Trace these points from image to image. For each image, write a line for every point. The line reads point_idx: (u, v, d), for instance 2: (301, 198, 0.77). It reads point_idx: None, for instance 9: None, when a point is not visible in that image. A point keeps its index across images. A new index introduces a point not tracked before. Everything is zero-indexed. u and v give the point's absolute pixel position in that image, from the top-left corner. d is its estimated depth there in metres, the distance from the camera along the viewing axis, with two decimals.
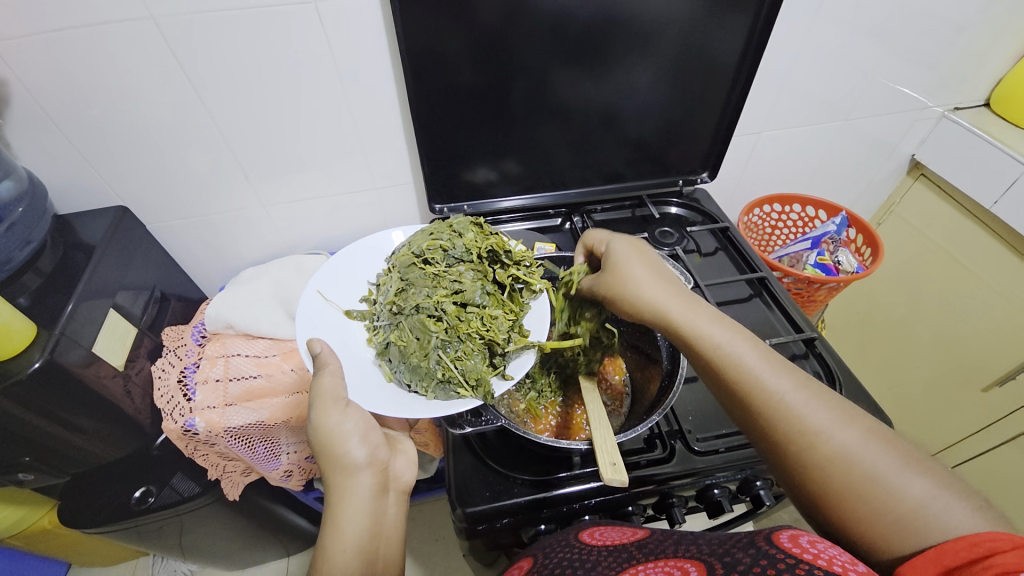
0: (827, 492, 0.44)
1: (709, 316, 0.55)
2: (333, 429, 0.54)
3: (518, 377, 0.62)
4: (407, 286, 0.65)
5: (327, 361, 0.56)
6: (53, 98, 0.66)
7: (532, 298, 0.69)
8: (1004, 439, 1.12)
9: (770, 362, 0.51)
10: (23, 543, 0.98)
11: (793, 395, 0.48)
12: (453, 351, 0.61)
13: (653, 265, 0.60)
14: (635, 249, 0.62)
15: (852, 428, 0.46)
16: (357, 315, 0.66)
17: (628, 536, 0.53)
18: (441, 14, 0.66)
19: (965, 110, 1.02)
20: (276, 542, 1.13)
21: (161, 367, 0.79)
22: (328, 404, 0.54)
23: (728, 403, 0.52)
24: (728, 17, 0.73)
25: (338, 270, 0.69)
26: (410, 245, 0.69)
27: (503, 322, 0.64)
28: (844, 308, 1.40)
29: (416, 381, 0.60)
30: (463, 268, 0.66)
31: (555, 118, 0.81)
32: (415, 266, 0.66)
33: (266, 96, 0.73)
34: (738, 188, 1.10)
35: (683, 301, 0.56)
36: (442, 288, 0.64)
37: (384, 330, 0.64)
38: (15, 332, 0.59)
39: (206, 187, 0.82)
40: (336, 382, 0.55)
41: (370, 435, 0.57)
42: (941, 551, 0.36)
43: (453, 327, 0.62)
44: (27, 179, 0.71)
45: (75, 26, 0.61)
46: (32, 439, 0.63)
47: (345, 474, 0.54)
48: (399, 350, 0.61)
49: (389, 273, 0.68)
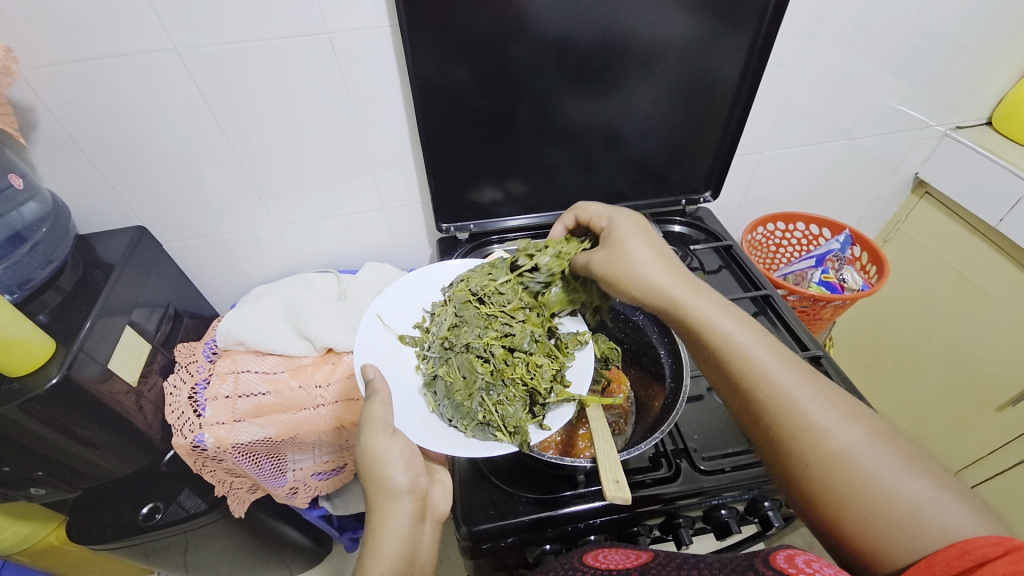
0: (824, 492, 0.43)
1: (717, 306, 0.54)
2: (379, 454, 0.55)
3: (555, 429, 0.60)
4: (459, 323, 0.67)
5: (378, 388, 0.58)
6: (78, 121, 0.69)
7: (578, 348, 0.68)
8: (1018, 460, 1.08)
9: (779, 356, 0.50)
10: (31, 560, 0.98)
11: (799, 390, 0.47)
12: (495, 396, 0.61)
13: (655, 252, 0.60)
14: (638, 229, 0.62)
15: (856, 427, 0.44)
16: (410, 341, 0.68)
17: (632, 559, 0.52)
18: (446, 43, 0.68)
19: (967, 128, 1.03)
20: (279, 561, 1.12)
21: (172, 384, 0.81)
22: (377, 428, 0.55)
23: (729, 394, 0.51)
24: (725, 41, 0.75)
25: (394, 296, 0.72)
26: (468, 281, 0.72)
27: (547, 371, 0.64)
28: (854, 325, 1.39)
29: (457, 418, 0.60)
30: (515, 314, 0.68)
31: (560, 138, 0.83)
32: (469, 304, 0.69)
33: (280, 118, 0.76)
34: (742, 207, 1.11)
35: (690, 288, 0.56)
36: (493, 329, 0.67)
37: (433, 361, 0.65)
38: (34, 348, 0.60)
39: (220, 207, 0.84)
40: (385, 410, 0.56)
41: (414, 463, 0.56)
42: (930, 561, 0.35)
43: (498, 371, 0.63)
44: (51, 201, 0.74)
45: (101, 56, 0.64)
46: (45, 454, 0.64)
47: (389, 498, 0.54)
48: (446, 386, 0.62)
49: (445, 305, 0.70)
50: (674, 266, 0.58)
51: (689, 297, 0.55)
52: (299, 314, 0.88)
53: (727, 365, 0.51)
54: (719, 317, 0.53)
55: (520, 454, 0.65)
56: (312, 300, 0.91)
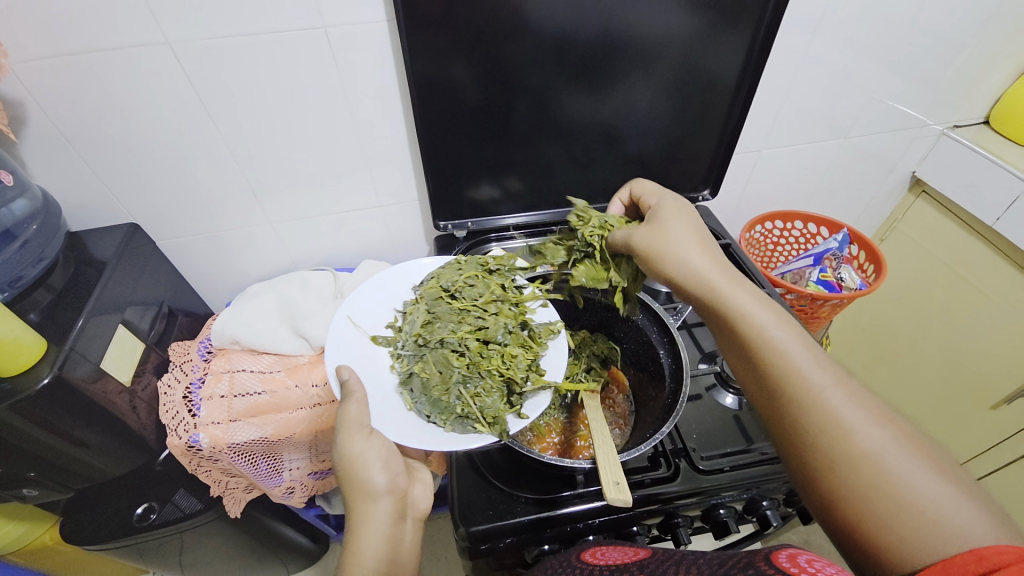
0: (848, 488, 0.43)
1: (755, 298, 0.54)
2: (356, 455, 0.54)
3: (534, 416, 0.60)
4: (433, 319, 0.67)
5: (354, 389, 0.56)
6: (69, 117, 0.68)
7: (552, 337, 0.67)
8: (1015, 457, 1.10)
9: (814, 357, 0.50)
10: (23, 560, 0.97)
11: (832, 390, 0.47)
12: (472, 388, 0.61)
13: (698, 239, 0.59)
14: (683, 217, 0.61)
15: (886, 429, 0.44)
16: (383, 341, 0.65)
17: (630, 556, 0.52)
18: (444, 39, 0.68)
19: (964, 128, 1.03)
20: (275, 561, 1.12)
21: (166, 383, 0.79)
22: (353, 430, 0.54)
23: (758, 392, 0.51)
24: (725, 39, 0.75)
25: (363, 294, 0.69)
26: (439, 278, 0.71)
27: (522, 361, 0.64)
28: (850, 323, 1.40)
29: (435, 413, 0.59)
30: (487, 308, 0.68)
31: (559, 135, 0.83)
32: (442, 300, 0.68)
33: (273, 112, 0.75)
34: (740, 205, 1.11)
35: (728, 277, 0.55)
36: (466, 324, 0.66)
37: (407, 360, 0.64)
38: (25, 348, 0.60)
39: (215, 204, 0.83)
40: (361, 411, 0.55)
41: (392, 463, 0.55)
42: (947, 564, 0.35)
43: (474, 364, 0.63)
44: (41, 197, 0.73)
45: (93, 51, 0.63)
46: (38, 454, 0.63)
47: (367, 499, 0.54)
48: (422, 382, 0.61)
49: (416, 303, 0.69)
50: (716, 255, 0.57)
51: (727, 285, 0.55)
52: (295, 312, 0.87)
53: (760, 354, 0.51)
54: (755, 309, 0.53)
55: (516, 453, 0.65)
56: (308, 298, 0.90)
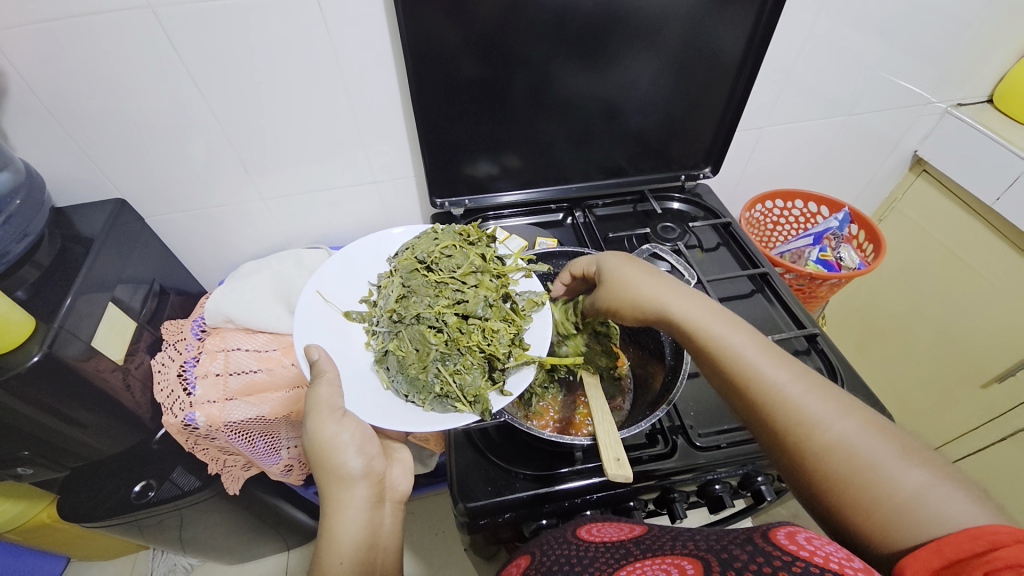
0: (827, 481, 0.44)
1: (707, 313, 0.56)
2: (328, 439, 0.54)
3: (518, 393, 0.60)
4: (408, 293, 0.65)
5: (324, 369, 0.56)
6: (49, 86, 0.65)
7: (534, 310, 0.67)
8: (1003, 435, 1.11)
9: (769, 354, 0.52)
10: (21, 537, 0.97)
11: (791, 385, 0.49)
12: (452, 365, 0.60)
13: (646, 271, 0.62)
14: (627, 258, 0.64)
15: (851, 418, 0.46)
16: (356, 317, 0.64)
17: (626, 533, 0.53)
18: (440, 9, 0.65)
19: (967, 106, 1.02)
20: (275, 536, 1.13)
21: (160, 361, 0.78)
22: (324, 413, 0.54)
23: (727, 395, 0.53)
24: (730, 11, 0.72)
25: (336, 270, 0.68)
26: (414, 249, 0.69)
27: (504, 336, 0.62)
28: (844, 303, 1.41)
29: (413, 393, 0.59)
30: (465, 280, 0.66)
31: (557, 111, 0.81)
32: (417, 272, 0.66)
33: (264, 79, 0.72)
34: (740, 183, 1.10)
35: (681, 300, 0.58)
36: (443, 297, 0.64)
37: (383, 337, 0.63)
38: (13, 325, 0.58)
39: (205, 179, 0.81)
40: (332, 393, 0.54)
41: (368, 446, 0.56)
42: (943, 543, 0.36)
43: (453, 339, 0.61)
44: (25, 171, 0.70)
45: (73, 16, 0.60)
46: (30, 433, 0.62)
47: (342, 485, 0.54)
48: (398, 360, 0.60)
49: (390, 277, 0.67)
50: (666, 282, 0.60)
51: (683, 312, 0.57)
52: (291, 291, 0.86)
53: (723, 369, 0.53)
54: (709, 323, 0.55)
55: (514, 430, 0.66)
56: (303, 276, 0.89)
